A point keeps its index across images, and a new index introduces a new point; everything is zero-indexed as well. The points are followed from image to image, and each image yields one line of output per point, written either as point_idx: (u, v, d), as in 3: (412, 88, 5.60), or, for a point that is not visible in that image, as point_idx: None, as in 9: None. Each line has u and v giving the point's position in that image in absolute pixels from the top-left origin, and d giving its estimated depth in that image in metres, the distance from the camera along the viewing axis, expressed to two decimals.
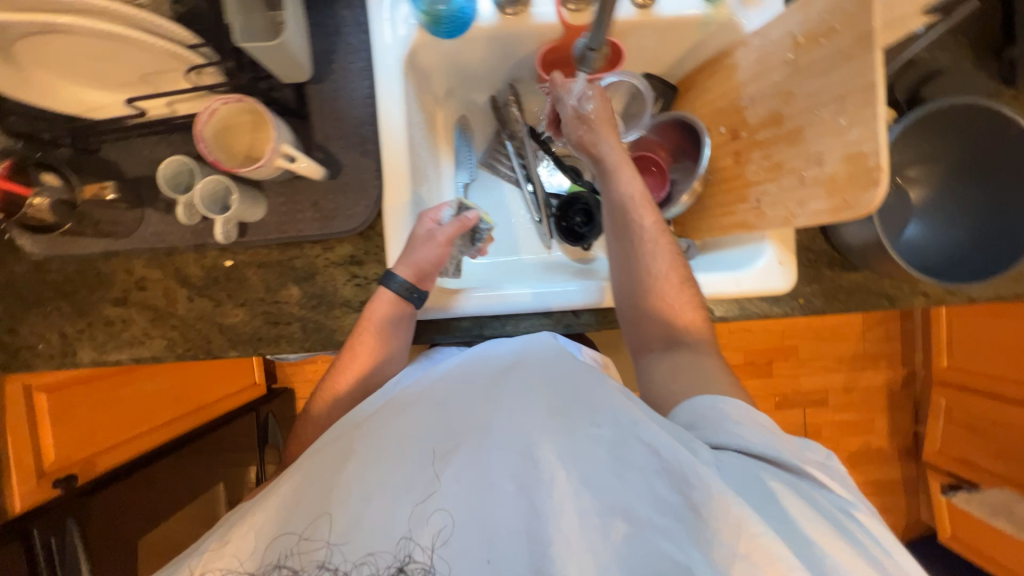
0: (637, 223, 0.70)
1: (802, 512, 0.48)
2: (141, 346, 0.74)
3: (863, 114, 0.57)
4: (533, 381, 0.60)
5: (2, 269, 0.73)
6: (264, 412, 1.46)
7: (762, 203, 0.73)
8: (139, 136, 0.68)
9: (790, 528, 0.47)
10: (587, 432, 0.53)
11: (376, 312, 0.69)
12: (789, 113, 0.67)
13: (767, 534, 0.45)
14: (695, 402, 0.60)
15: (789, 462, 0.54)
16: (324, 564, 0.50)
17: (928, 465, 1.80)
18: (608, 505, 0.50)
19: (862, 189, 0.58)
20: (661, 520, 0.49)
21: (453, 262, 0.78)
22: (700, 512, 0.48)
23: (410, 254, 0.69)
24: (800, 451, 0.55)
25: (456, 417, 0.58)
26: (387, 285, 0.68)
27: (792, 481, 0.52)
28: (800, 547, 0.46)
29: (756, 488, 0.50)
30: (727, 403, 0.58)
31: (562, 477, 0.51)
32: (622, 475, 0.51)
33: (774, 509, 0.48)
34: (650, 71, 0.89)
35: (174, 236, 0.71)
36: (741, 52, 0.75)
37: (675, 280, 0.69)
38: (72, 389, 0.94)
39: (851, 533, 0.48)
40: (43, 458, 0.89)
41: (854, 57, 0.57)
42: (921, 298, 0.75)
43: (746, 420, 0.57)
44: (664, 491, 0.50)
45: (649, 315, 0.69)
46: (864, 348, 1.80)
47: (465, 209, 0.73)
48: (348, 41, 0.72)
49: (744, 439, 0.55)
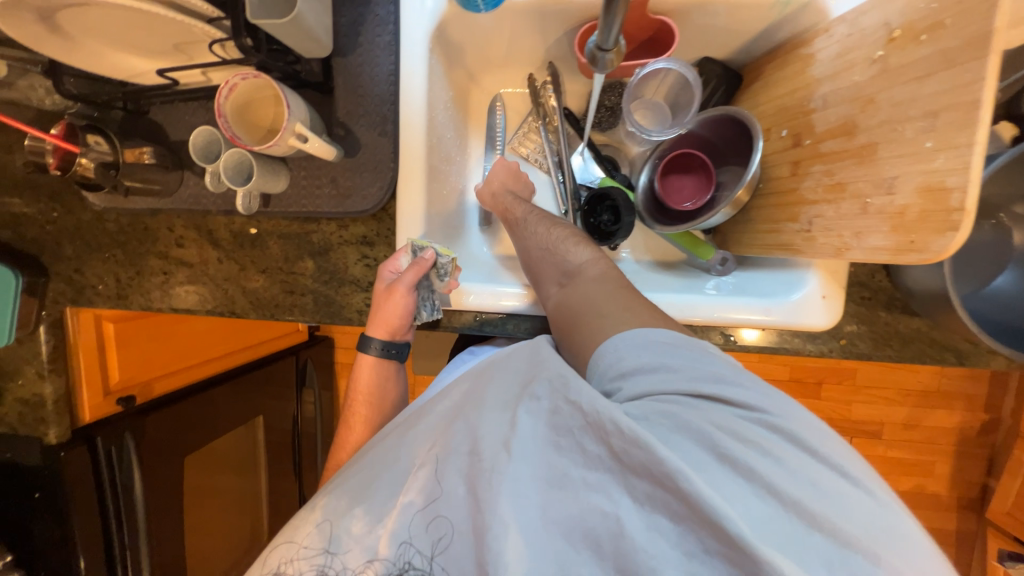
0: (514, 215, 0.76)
1: (710, 436, 0.45)
2: (178, 298, 0.81)
3: (957, 138, 0.45)
4: (489, 377, 0.58)
5: (72, 215, 0.82)
6: (303, 357, 1.60)
7: (814, 227, 0.62)
8: (181, 102, 0.71)
9: (708, 466, 0.43)
10: (525, 404, 0.51)
11: (362, 382, 0.77)
12: (863, 125, 0.56)
13: (673, 464, 0.41)
14: (618, 341, 0.56)
15: (692, 390, 0.49)
16: (323, 570, 0.52)
17: (990, 523, 1.59)
18: (548, 471, 0.47)
19: (936, 231, 0.48)
20: (592, 476, 0.46)
21: (427, 303, 0.71)
22: (621, 457, 0.44)
23: (378, 313, 0.71)
24: (706, 367, 0.51)
25: (418, 423, 0.59)
26: (366, 350, 0.74)
27: (706, 412, 0.47)
28: (715, 480, 0.43)
29: (670, 434, 0.46)
30: (627, 335, 0.56)
31: (504, 458, 0.48)
32: (557, 441, 0.48)
33: (683, 443, 0.45)
34: (711, 54, 0.78)
35: (206, 200, 0.75)
36: (821, 41, 0.62)
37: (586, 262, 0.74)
38: (132, 322, 1.04)
39: (765, 450, 0.45)
40: (109, 378, 1.00)
41: (957, 64, 0.45)
42: (998, 358, 0.64)
43: (648, 363, 0.52)
44: (591, 448, 0.46)
45: (546, 267, 0.70)
46: (940, 385, 1.58)
47: (422, 250, 0.70)
48: (377, 12, 0.69)
49: (649, 386, 0.50)
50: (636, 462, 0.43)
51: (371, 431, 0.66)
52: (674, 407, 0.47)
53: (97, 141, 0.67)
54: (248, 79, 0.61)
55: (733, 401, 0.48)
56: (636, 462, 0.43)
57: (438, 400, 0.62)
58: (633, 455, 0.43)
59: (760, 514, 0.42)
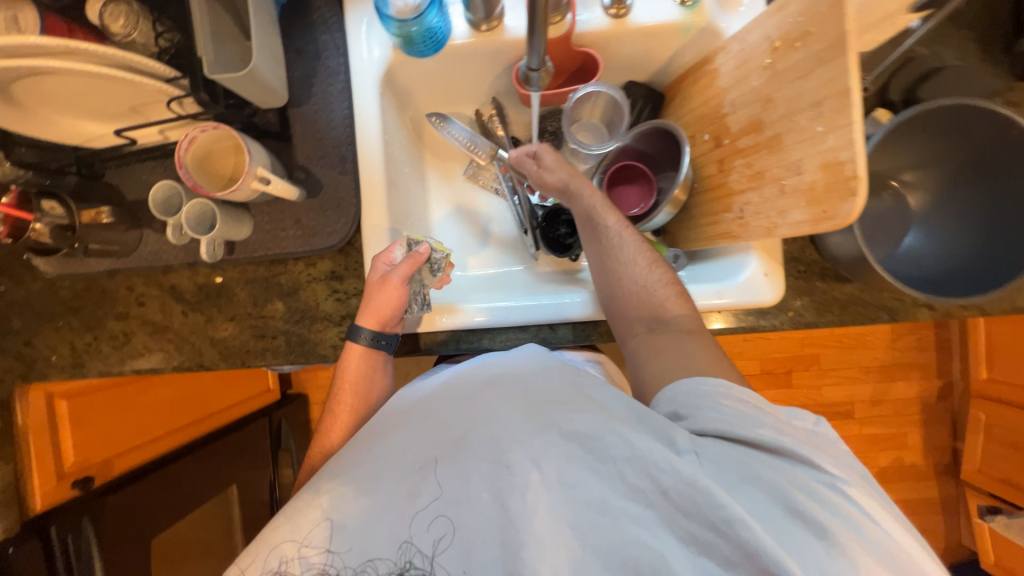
0: (602, 225, 0.72)
1: (778, 490, 0.47)
2: (140, 358, 0.78)
3: (839, 120, 0.53)
4: (502, 386, 0.58)
5: (22, 286, 0.80)
6: (276, 418, 1.52)
7: (746, 213, 0.70)
8: (138, 162, 0.73)
9: (762, 506, 0.46)
10: (561, 428, 0.53)
11: (349, 370, 0.72)
12: (768, 120, 0.64)
13: (732, 511, 0.45)
14: (674, 390, 0.57)
15: (771, 444, 0.49)
16: (324, 569, 0.51)
17: (967, 485, 1.66)
18: (589, 499, 0.50)
19: (840, 199, 0.55)
20: (635, 509, 0.49)
21: (418, 299, 0.73)
22: (670, 495, 0.48)
23: (368, 303, 0.70)
24: (787, 422, 0.51)
25: (428, 429, 0.57)
26: (354, 339, 0.71)
27: (775, 464, 0.49)
28: (769, 524, 0.46)
29: (733, 471, 0.48)
30: (708, 382, 0.55)
31: (536, 477, 0.51)
32: (597, 470, 0.50)
33: (748, 489, 0.47)
34: (635, 78, 0.87)
35: (168, 254, 0.75)
36: (722, 57, 0.72)
37: (644, 264, 0.69)
38: (87, 397, 0.99)
39: (836, 508, 0.46)
40: (64, 459, 0.94)
41: (827, 61, 0.54)
42: (925, 311, 0.71)
43: (733, 400, 0.53)
44: (636, 480, 0.49)
45: (631, 303, 0.68)
46: (894, 358, 1.69)
47: (416, 244, 0.73)
48: (328, 64, 0.75)
49: (728, 422, 0.51)
50: (687, 501, 0.47)
51: (370, 429, 0.63)
52: (742, 454, 0.49)
53: (52, 206, 0.67)
54: (208, 131, 0.64)
55: (800, 457, 0.48)
56: (690, 502, 0.47)
57: (446, 403, 0.59)
58: (691, 498, 0.47)
59: (806, 552, 0.44)
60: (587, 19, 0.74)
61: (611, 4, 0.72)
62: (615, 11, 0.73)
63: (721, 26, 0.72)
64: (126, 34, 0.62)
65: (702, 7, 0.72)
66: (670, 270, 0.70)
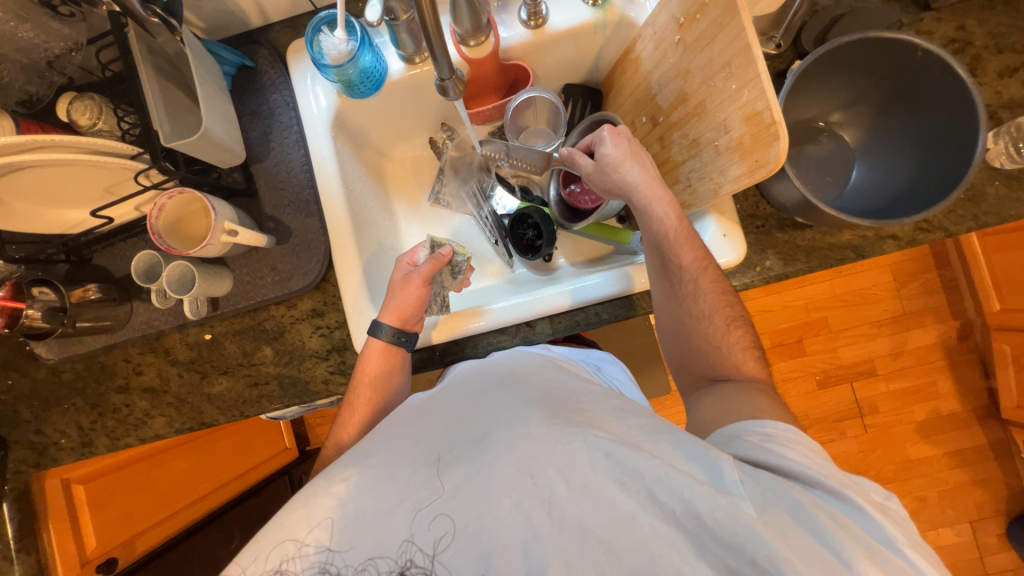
0: (677, 263, 0.68)
1: (833, 535, 0.44)
2: (144, 426, 0.82)
3: (747, 75, 0.56)
4: (528, 395, 0.60)
5: (27, 377, 0.83)
6: (297, 475, 1.51)
7: (693, 180, 0.72)
8: (121, 241, 0.78)
9: (817, 548, 0.44)
10: (589, 437, 0.51)
11: (369, 366, 0.73)
12: (690, 90, 0.67)
13: (776, 550, 0.43)
14: (743, 425, 0.57)
15: (832, 488, 0.49)
16: (324, 568, 0.51)
17: (1014, 424, 1.58)
18: (614, 515, 0.48)
19: (767, 145, 0.57)
20: (664, 530, 0.47)
21: (437, 300, 0.79)
22: (707, 522, 0.45)
23: (391, 301, 0.74)
24: (853, 484, 0.51)
25: (452, 431, 0.58)
26: (376, 335, 0.72)
27: (831, 510, 0.47)
28: (820, 567, 0.43)
29: (784, 505, 0.47)
30: (774, 426, 0.55)
31: (561, 488, 0.49)
32: (625, 483, 0.48)
33: (799, 530, 0.45)
34: (571, 80, 0.92)
35: (159, 321, 0.79)
36: (640, 44, 0.76)
37: (720, 321, 0.67)
38: (104, 478, 1.01)
39: (894, 567, 0.44)
40: (85, 545, 0.94)
41: (726, 25, 0.58)
42: (890, 242, 0.72)
43: (792, 444, 0.53)
44: (669, 500, 0.47)
45: (693, 355, 0.69)
46: (904, 307, 1.64)
47: (439, 247, 0.78)
48: (281, 120, 0.81)
49: (786, 459, 0.51)
50: (726, 532, 0.45)
51: (381, 430, 0.64)
52: (798, 491, 0.48)
53: (43, 291, 0.71)
54: (174, 197, 0.69)
55: (857, 507, 0.48)
56: (727, 532, 0.45)
57: (467, 414, 0.60)
58: (731, 530, 0.45)
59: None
60: (511, 35, 0.80)
61: (528, 17, 0.78)
62: (533, 22, 0.78)
63: (634, 15, 0.77)
64: (92, 124, 0.68)
65: (612, 4, 0.77)
66: (745, 326, 0.68)
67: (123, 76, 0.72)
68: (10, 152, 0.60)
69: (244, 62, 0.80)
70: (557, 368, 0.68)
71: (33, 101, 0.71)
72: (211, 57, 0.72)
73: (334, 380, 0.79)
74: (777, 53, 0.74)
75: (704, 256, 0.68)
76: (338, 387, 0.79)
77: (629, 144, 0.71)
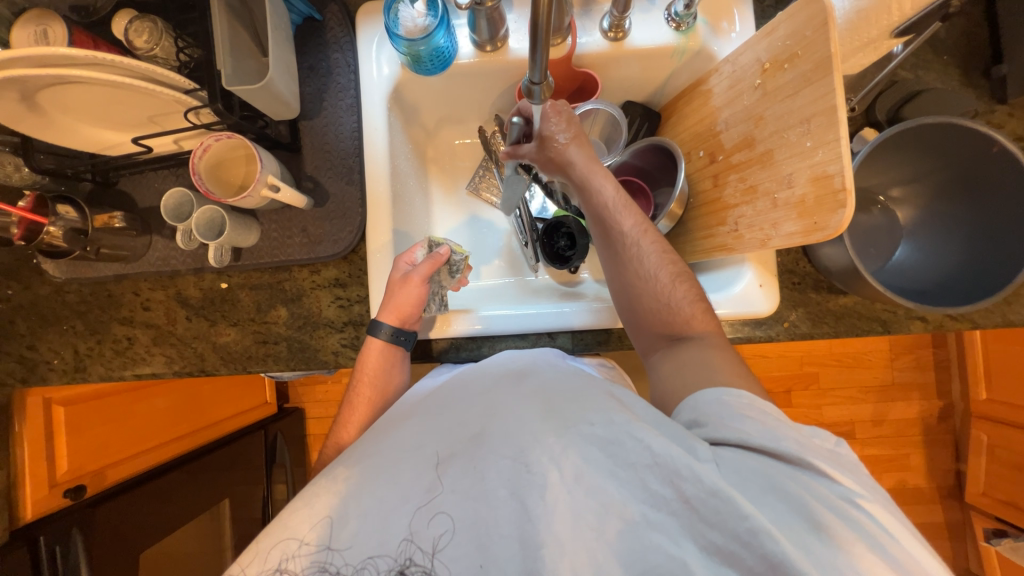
0: (617, 229, 0.69)
1: (803, 501, 0.45)
2: (143, 362, 0.80)
3: (827, 135, 0.56)
4: (526, 390, 0.58)
5: (29, 291, 0.81)
6: (272, 431, 1.49)
7: (740, 226, 0.71)
8: (151, 171, 0.76)
9: (789, 519, 0.44)
10: (582, 430, 0.51)
11: (368, 364, 0.73)
12: (760, 137, 0.67)
13: (757, 521, 0.43)
14: (696, 400, 0.56)
15: (790, 454, 0.49)
16: (324, 567, 0.49)
17: (974, 509, 1.62)
18: (605, 503, 0.47)
19: (830, 211, 0.56)
20: (655, 516, 0.46)
21: (436, 298, 0.77)
22: (693, 504, 0.46)
23: (389, 300, 0.72)
24: (808, 440, 0.51)
25: (446, 425, 0.58)
26: (375, 334, 0.72)
27: (795, 475, 0.47)
28: (794, 535, 0.43)
29: (753, 480, 0.47)
30: (731, 394, 0.55)
31: (556, 477, 0.49)
32: (618, 472, 0.48)
33: (772, 499, 0.46)
34: (632, 98, 0.91)
35: (176, 261, 0.77)
36: (715, 78, 0.75)
37: (667, 279, 0.67)
38: (86, 403, 0.97)
39: (859, 524, 0.44)
40: (57, 468, 0.92)
41: (814, 81, 0.57)
42: (918, 323, 0.73)
43: (749, 413, 0.52)
44: (656, 486, 0.47)
45: (648, 317, 0.67)
46: (894, 377, 1.67)
47: (438, 246, 0.77)
48: (338, 80, 0.78)
49: (746, 433, 0.50)
50: (710, 511, 0.45)
51: (383, 425, 0.64)
52: (764, 464, 0.48)
53: (66, 211, 0.69)
54: (222, 140, 0.67)
55: (822, 471, 0.48)
56: (713, 512, 0.45)
57: (461, 402, 0.60)
58: (716, 508, 0.45)
59: (835, 567, 0.42)
60: (587, 43, 0.78)
61: (609, 28, 0.76)
62: (613, 34, 0.77)
63: (714, 48, 0.77)
64: (149, 48, 0.65)
65: (695, 32, 0.76)
66: (691, 281, 0.67)
67: (188, 4, 0.69)
68: (64, 65, 0.57)
69: (312, 14, 0.77)
70: (568, 368, 0.64)
71: (88, 11, 0.68)
72: (283, 4, 0.70)
73: (345, 353, 0.78)
74: (848, 116, 0.74)
75: (643, 219, 0.70)
76: (347, 361, 0.78)
77: (570, 122, 0.72)
